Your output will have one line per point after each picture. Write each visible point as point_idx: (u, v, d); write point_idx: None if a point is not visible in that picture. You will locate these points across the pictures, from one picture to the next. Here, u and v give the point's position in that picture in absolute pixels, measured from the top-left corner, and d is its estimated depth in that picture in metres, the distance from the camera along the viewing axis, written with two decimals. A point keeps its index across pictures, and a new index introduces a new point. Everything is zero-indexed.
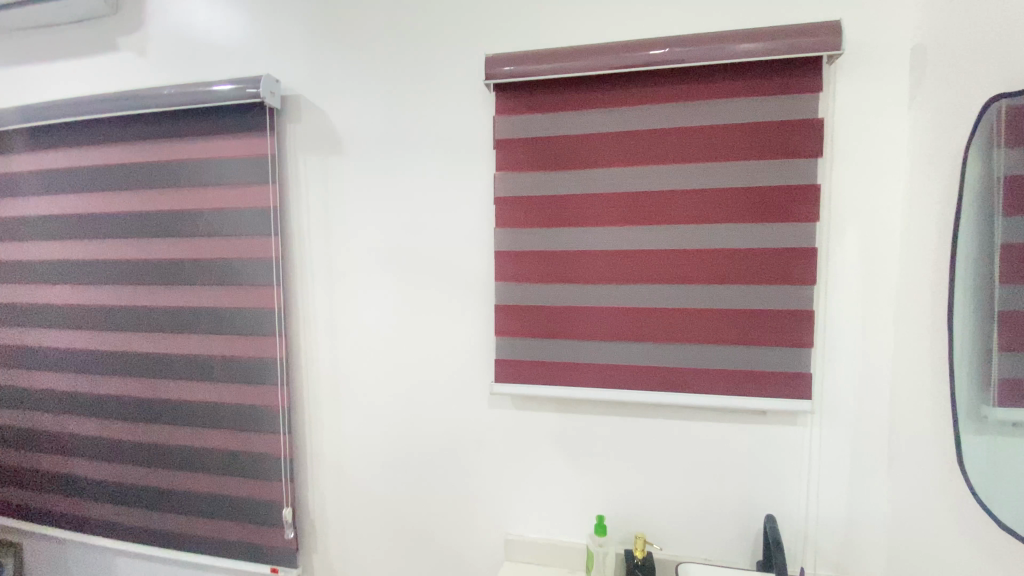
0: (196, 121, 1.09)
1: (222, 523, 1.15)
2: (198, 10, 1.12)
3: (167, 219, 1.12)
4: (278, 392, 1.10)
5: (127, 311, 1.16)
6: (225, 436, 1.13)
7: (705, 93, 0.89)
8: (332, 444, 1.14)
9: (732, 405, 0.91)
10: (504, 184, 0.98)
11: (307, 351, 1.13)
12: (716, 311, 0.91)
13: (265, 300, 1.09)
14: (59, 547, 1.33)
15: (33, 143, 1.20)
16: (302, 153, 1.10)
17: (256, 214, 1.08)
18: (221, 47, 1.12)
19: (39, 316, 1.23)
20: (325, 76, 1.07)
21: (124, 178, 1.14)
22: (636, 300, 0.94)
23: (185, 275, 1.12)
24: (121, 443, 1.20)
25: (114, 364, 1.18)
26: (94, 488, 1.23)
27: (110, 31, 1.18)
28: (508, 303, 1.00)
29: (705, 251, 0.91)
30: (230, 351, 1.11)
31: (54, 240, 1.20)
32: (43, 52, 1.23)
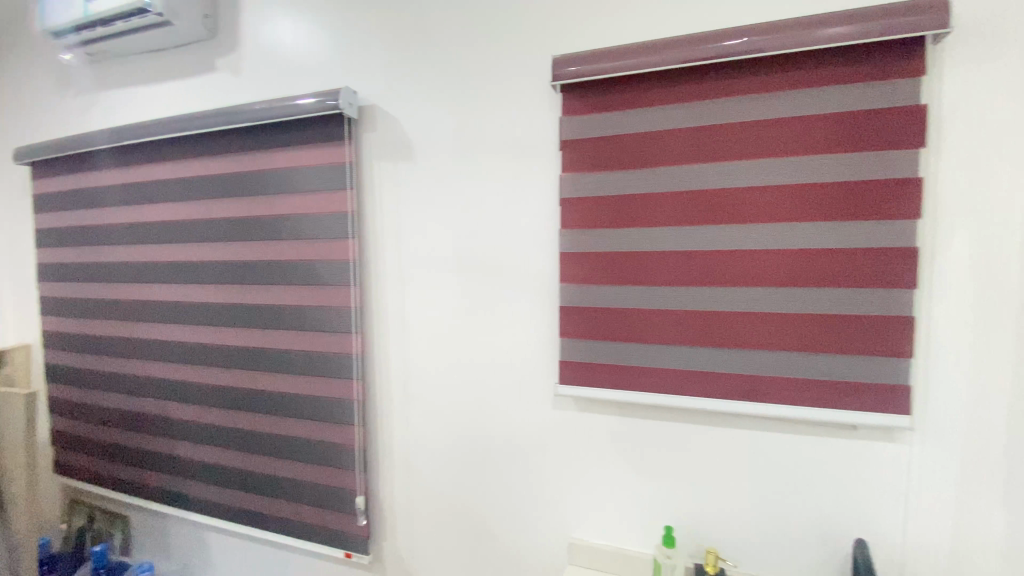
0: (282, 133, 1.18)
1: (301, 507, 1.24)
2: (285, 30, 1.21)
3: (257, 224, 1.22)
4: (353, 386, 1.16)
5: (222, 308, 1.27)
6: (306, 425, 1.21)
7: (788, 83, 0.83)
8: (401, 439, 1.18)
9: (816, 418, 0.84)
10: (571, 185, 0.98)
11: (380, 349, 1.18)
12: (798, 317, 0.85)
13: (343, 300, 1.15)
14: (162, 519, 1.48)
15: (143, 157, 1.34)
16: (376, 160, 1.15)
17: (334, 219, 1.14)
18: (305, 63, 1.20)
19: (147, 311, 1.37)
20: (398, 85, 1.11)
21: (219, 187, 1.25)
22: (709, 304, 0.90)
23: (272, 276, 1.21)
24: (216, 428, 1.31)
25: (210, 356, 1.30)
26: (193, 468, 1.36)
27: (209, 53, 1.30)
28: (574, 305, 0.99)
29: (786, 252, 0.85)
30: (311, 346, 1.19)
31: (160, 243, 1.34)
32: (153, 75, 1.38)
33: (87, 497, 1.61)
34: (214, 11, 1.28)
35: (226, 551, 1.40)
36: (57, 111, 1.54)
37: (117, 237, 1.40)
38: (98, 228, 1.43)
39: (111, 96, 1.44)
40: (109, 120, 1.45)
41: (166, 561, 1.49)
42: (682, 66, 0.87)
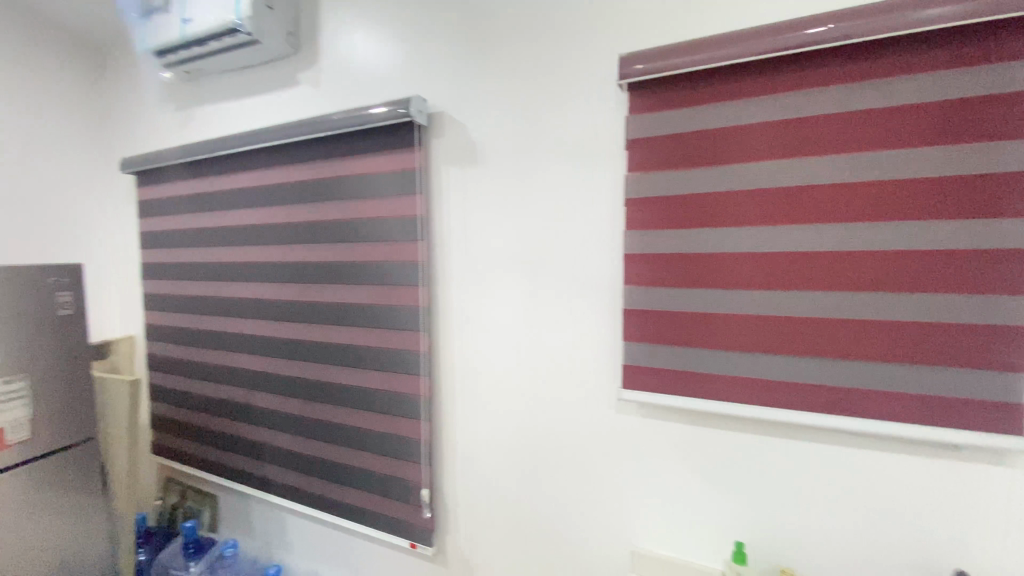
0: (356, 140, 1.24)
1: (370, 496, 1.30)
2: (360, 43, 1.28)
3: (333, 227, 1.29)
4: (419, 382, 1.21)
5: (301, 305, 1.36)
6: (375, 417, 1.27)
7: (878, 71, 0.77)
8: (465, 436, 1.21)
9: (906, 435, 0.78)
10: (636, 185, 0.96)
11: (445, 347, 1.22)
12: (887, 325, 0.79)
13: (411, 300, 1.20)
14: (246, 500, 1.60)
15: (234, 165, 1.46)
16: (443, 164, 1.19)
17: (404, 222, 1.19)
18: (378, 74, 1.26)
19: (235, 308, 1.50)
20: (465, 91, 1.14)
21: (299, 192, 1.34)
22: (787, 309, 0.85)
23: (346, 275, 1.28)
24: (295, 417, 1.41)
25: (290, 350, 1.40)
26: (274, 453, 1.46)
27: (292, 68, 1.40)
28: (639, 308, 0.97)
29: (874, 254, 0.79)
30: (381, 343, 1.24)
31: (247, 245, 1.45)
32: (242, 90, 1.50)
33: (180, 476, 1.77)
34: (297, 29, 1.37)
35: (302, 533, 1.49)
36: (160, 125, 1.70)
37: (210, 239, 1.53)
38: (194, 231, 1.57)
39: (206, 110, 1.58)
40: (204, 132, 1.59)
41: (249, 538, 1.61)
42: (758, 58, 0.83)
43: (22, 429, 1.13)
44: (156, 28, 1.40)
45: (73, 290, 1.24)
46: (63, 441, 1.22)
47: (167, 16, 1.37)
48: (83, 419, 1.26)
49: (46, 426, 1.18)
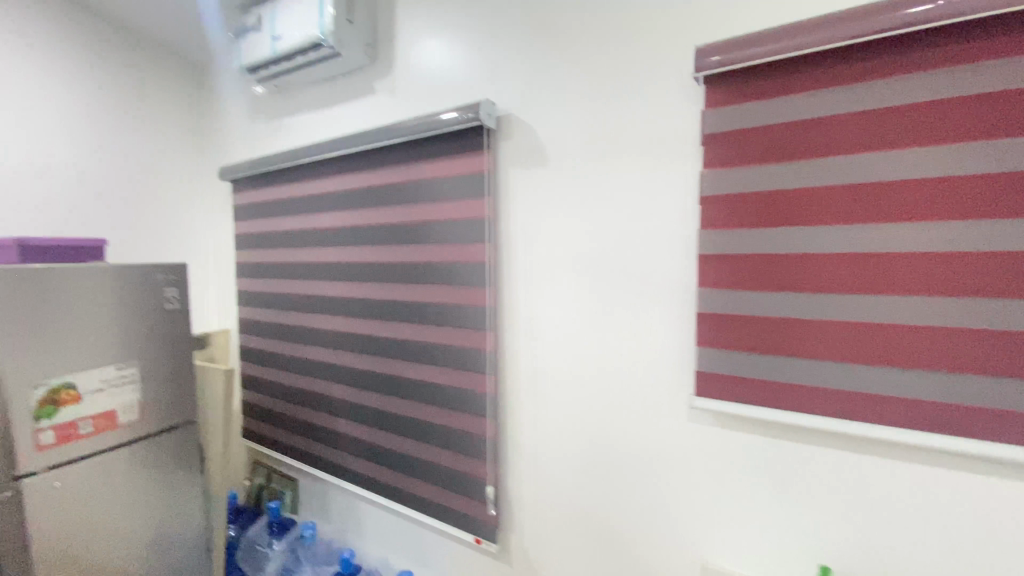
0: (428, 145, 1.29)
1: (438, 489, 1.35)
2: (432, 51, 1.33)
3: (405, 228, 1.35)
4: (485, 381, 1.23)
5: (375, 303, 1.44)
6: (443, 413, 1.31)
7: (977, 53, 0.70)
8: (529, 436, 1.22)
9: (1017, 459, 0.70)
10: (711, 183, 0.92)
11: (512, 347, 1.24)
12: (988, 334, 0.72)
13: (479, 299, 1.23)
14: (323, 486, 1.71)
15: (317, 172, 1.56)
16: (511, 166, 1.20)
17: (472, 224, 1.22)
18: (449, 80, 1.30)
19: (317, 305, 1.60)
20: (533, 93, 1.15)
21: (376, 196, 1.41)
22: (876, 315, 0.79)
23: (418, 275, 1.34)
24: (369, 409, 1.49)
25: (366, 345, 1.48)
26: (350, 443, 1.55)
27: (369, 77, 1.47)
28: (713, 311, 0.94)
29: (976, 255, 0.72)
30: (450, 341, 1.29)
31: (328, 246, 1.55)
32: (324, 100, 1.60)
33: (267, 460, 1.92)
34: (374, 40, 1.44)
35: (374, 520, 1.57)
36: (253, 136, 1.86)
37: (296, 240, 1.65)
38: (281, 232, 1.70)
39: (293, 121, 1.71)
40: (290, 141, 1.72)
41: (326, 522, 1.72)
42: (829, 47, 0.78)
43: (134, 410, 1.28)
44: (250, 47, 1.53)
45: (179, 286, 1.38)
46: (167, 423, 1.36)
47: (260, 35, 1.50)
48: (184, 404, 1.40)
49: (154, 409, 1.33)
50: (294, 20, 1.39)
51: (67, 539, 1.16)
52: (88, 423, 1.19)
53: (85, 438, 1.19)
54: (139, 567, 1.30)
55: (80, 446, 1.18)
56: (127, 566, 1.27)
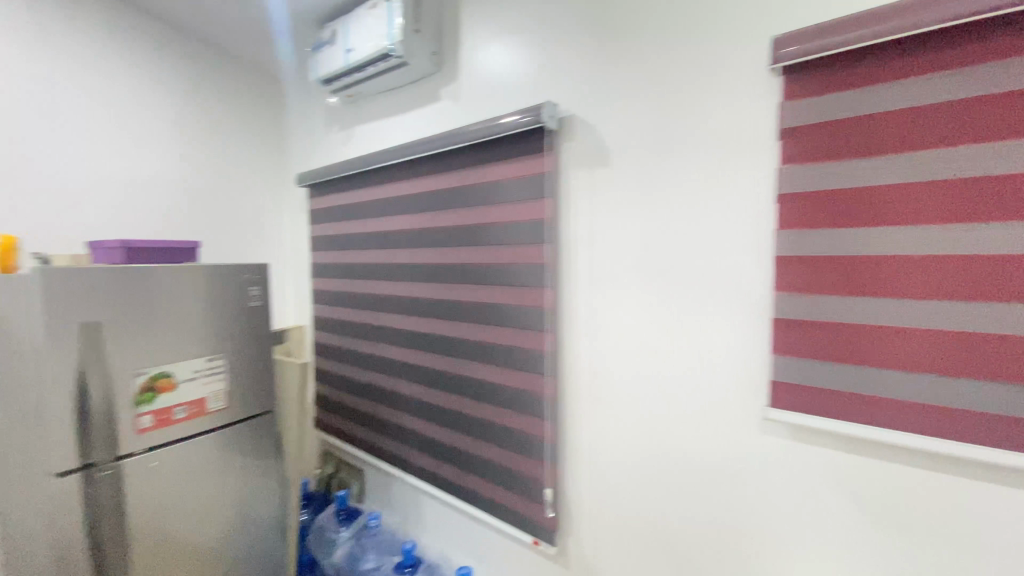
0: (490, 148, 1.31)
1: (497, 488, 1.37)
2: (496, 56, 1.35)
3: (468, 231, 1.38)
4: (544, 382, 1.24)
5: (439, 303, 1.48)
6: (503, 413, 1.33)
7: (1009, 49, 0.68)
8: (588, 440, 1.21)
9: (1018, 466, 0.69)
10: (790, 180, 0.88)
11: (571, 349, 1.23)
12: (981, 338, 0.72)
13: (539, 300, 1.23)
14: (387, 477, 1.79)
15: (386, 177, 1.64)
16: (572, 168, 1.20)
17: (534, 226, 1.23)
18: (512, 83, 1.32)
19: (384, 304, 1.68)
20: (597, 93, 1.14)
21: (440, 200, 1.46)
22: (970, 323, 0.72)
23: (479, 277, 1.36)
24: (431, 406, 1.54)
25: (429, 343, 1.53)
26: (413, 438, 1.61)
27: (435, 84, 1.52)
28: (790, 317, 0.89)
29: (1004, 258, 0.69)
30: (510, 341, 1.30)
31: (395, 248, 1.62)
32: (393, 108, 1.67)
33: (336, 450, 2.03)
34: (440, 47, 1.49)
35: (434, 514, 1.62)
36: (327, 144, 1.97)
37: (365, 243, 1.74)
38: (352, 235, 1.79)
39: (364, 129, 1.80)
40: (361, 148, 1.81)
41: (389, 513, 1.79)
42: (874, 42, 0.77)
43: (221, 398, 1.40)
44: (326, 60, 1.62)
45: (262, 285, 1.50)
46: (249, 411, 1.48)
47: (334, 49, 1.59)
48: (264, 394, 1.52)
49: (238, 397, 1.44)
50: (366, 33, 1.47)
51: (164, 513, 1.27)
52: (182, 409, 1.31)
53: (180, 423, 1.31)
54: (222, 543, 1.41)
55: (175, 429, 1.30)
56: (212, 542, 1.39)
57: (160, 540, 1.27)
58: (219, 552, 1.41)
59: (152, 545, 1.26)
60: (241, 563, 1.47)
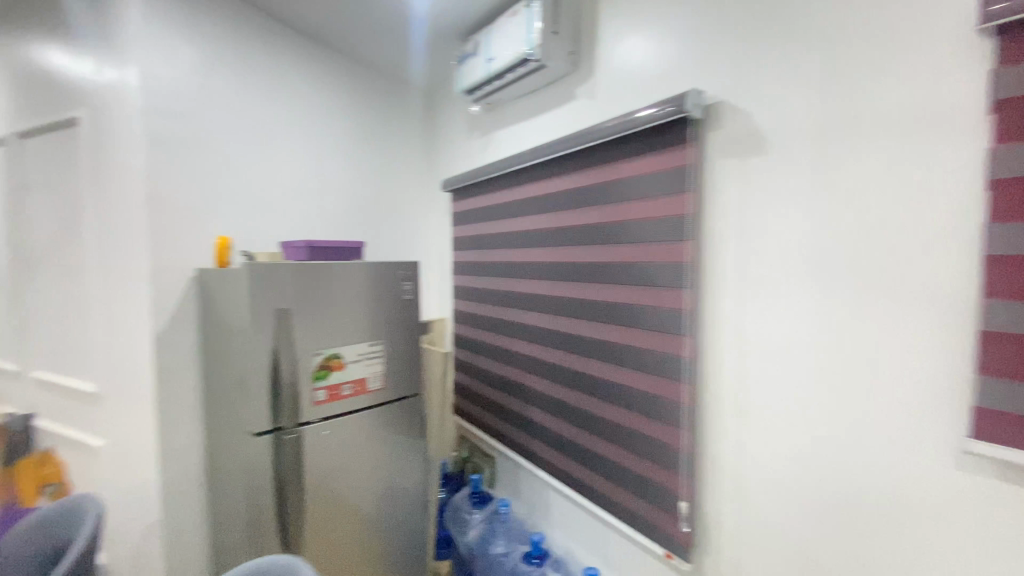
0: (628, 144, 1.29)
1: (628, 494, 1.33)
2: (636, 47, 1.31)
3: (603, 229, 1.37)
4: (682, 388, 1.17)
5: (573, 301, 1.49)
6: (636, 417, 1.30)
7: None
8: (730, 454, 1.12)
9: None
10: (1006, 162, 0.71)
11: (713, 355, 1.15)
12: None
13: (677, 302, 1.18)
14: (517, 468, 1.85)
15: (523, 178, 1.69)
16: (718, 158, 1.12)
17: (674, 223, 1.17)
18: (653, 74, 1.27)
19: (519, 300, 1.74)
20: (749, 76, 1.05)
21: (575, 199, 1.46)
22: None
23: (614, 276, 1.34)
24: (563, 403, 1.56)
25: (561, 341, 1.55)
26: (543, 433, 1.65)
27: (571, 84, 1.53)
28: (1003, 330, 0.72)
29: None
30: (646, 343, 1.26)
31: (530, 246, 1.67)
32: (530, 111, 1.72)
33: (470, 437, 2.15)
34: (577, 47, 1.49)
35: (563, 510, 1.63)
36: (469, 150, 2.11)
37: (503, 242, 1.82)
38: (489, 234, 1.90)
39: (503, 133, 1.87)
40: (500, 152, 1.89)
41: (518, 503, 1.84)
42: None
43: (379, 379, 1.58)
44: (470, 70, 1.73)
45: (413, 281, 1.68)
46: (400, 393, 1.65)
47: (477, 59, 1.68)
48: (412, 378, 1.69)
49: (392, 380, 1.62)
50: (507, 40, 1.53)
51: (332, 475, 1.47)
52: (348, 386, 1.51)
53: (347, 398, 1.51)
54: (376, 508, 1.60)
55: (343, 403, 1.50)
56: (368, 505, 1.57)
57: (330, 498, 1.47)
58: (373, 516, 1.59)
59: (324, 503, 1.46)
60: (391, 528, 1.65)
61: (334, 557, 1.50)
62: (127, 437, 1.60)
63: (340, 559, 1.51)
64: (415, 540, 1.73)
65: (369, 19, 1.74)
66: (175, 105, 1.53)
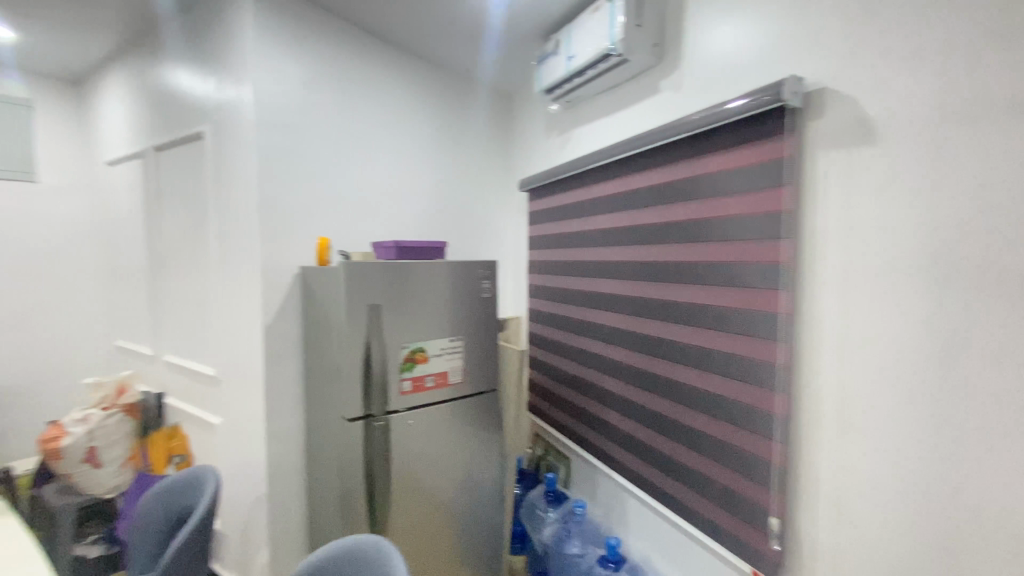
0: (716, 138, 1.23)
1: (711, 506, 1.28)
2: (726, 35, 1.25)
3: (689, 228, 1.32)
4: (775, 398, 1.10)
5: (654, 302, 1.45)
6: (722, 425, 1.24)
7: None
8: (829, 471, 1.04)
9: None
10: None
11: (811, 363, 1.07)
12: None
13: (771, 305, 1.11)
14: (593, 470, 1.83)
15: (603, 176, 1.67)
16: (820, 149, 1.03)
17: (768, 220, 1.11)
18: (745, 62, 1.20)
19: (597, 300, 1.72)
20: (859, 59, 0.97)
21: (658, 196, 1.42)
22: None
23: (700, 276, 1.29)
24: (642, 407, 1.52)
25: (642, 343, 1.51)
26: (620, 436, 1.62)
27: (654, 78, 1.49)
28: None
29: None
30: (734, 347, 1.20)
31: (609, 246, 1.65)
32: (611, 107, 1.69)
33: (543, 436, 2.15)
34: (662, 38, 1.45)
35: (639, 516, 1.59)
36: (548, 150, 2.12)
37: (580, 241, 1.81)
38: (567, 233, 1.89)
39: (582, 131, 1.86)
40: (579, 150, 1.88)
41: (594, 505, 1.82)
42: None
43: (459, 373, 1.65)
44: (550, 69, 1.73)
45: (491, 279, 1.72)
46: (478, 387, 1.71)
47: (558, 58, 1.68)
48: (490, 374, 1.74)
49: (471, 374, 1.68)
50: (588, 36, 1.51)
51: (416, 464, 1.55)
52: (431, 378, 1.58)
53: (430, 389, 1.58)
54: (455, 498, 1.65)
55: (427, 394, 1.58)
56: (448, 495, 1.64)
57: (413, 485, 1.55)
58: (453, 505, 1.65)
59: (408, 489, 1.54)
60: (469, 519, 1.70)
61: (416, 543, 1.56)
62: (240, 417, 1.80)
63: (423, 545, 1.58)
64: (491, 533, 1.77)
65: (454, 26, 1.80)
66: (283, 117, 1.68)
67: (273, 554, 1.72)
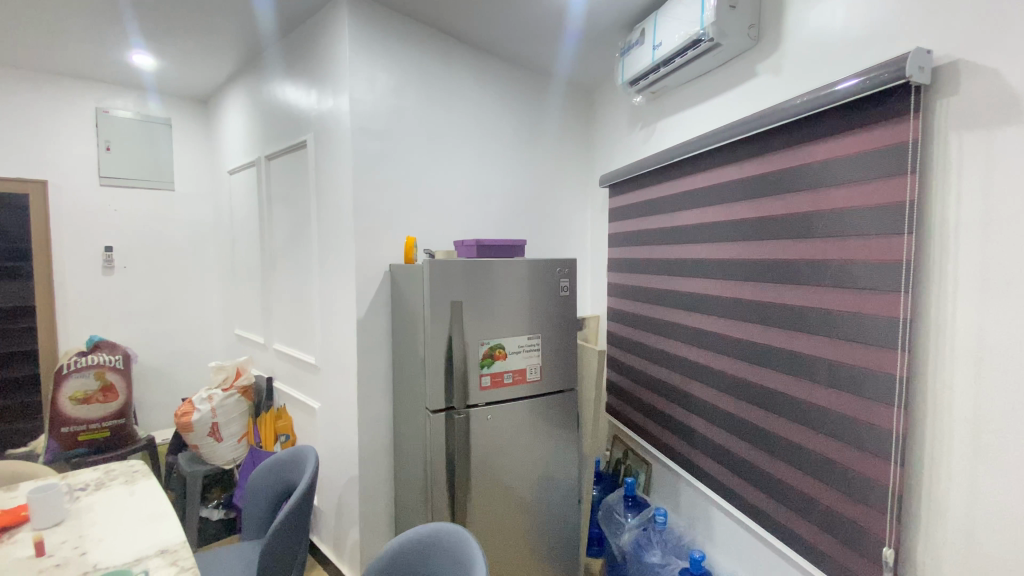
0: (822, 124, 1.12)
1: (811, 526, 1.18)
2: (836, 9, 1.13)
3: (788, 223, 1.22)
4: (893, 415, 0.98)
5: (747, 303, 1.36)
6: (825, 441, 1.13)
7: None
8: (959, 500, 0.91)
9: None
10: None
11: (937, 376, 0.94)
12: None
13: (887, 309, 0.99)
14: (675, 478, 1.75)
15: (691, 169, 1.59)
16: (954, 132, 0.91)
17: (887, 213, 0.98)
18: (860, 38, 1.08)
19: (682, 300, 1.64)
20: (1006, 24, 0.83)
21: (753, 190, 1.33)
22: None
23: (801, 276, 1.19)
24: (730, 415, 1.43)
25: (733, 347, 1.42)
26: (707, 445, 1.54)
27: (750, 62, 1.38)
28: None
29: None
30: (841, 356, 1.09)
31: (697, 243, 1.56)
32: (700, 96, 1.60)
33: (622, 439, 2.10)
34: (759, 19, 1.34)
35: (726, 529, 1.50)
36: (630, 145, 2.06)
37: (665, 238, 1.73)
38: (650, 230, 1.82)
39: (668, 123, 1.78)
40: (665, 144, 1.81)
41: (676, 514, 1.74)
42: None
43: (538, 371, 1.65)
44: (635, 60, 1.67)
45: (570, 277, 1.71)
46: (557, 386, 1.71)
47: (643, 47, 1.62)
48: (568, 373, 1.73)
49: (550, 372, 1.68)
50: (676, 23, 1.44)
51: (495, 458, 1.58)
52: (510, 374, 1.60)
53: (510, 385, 1.61)
54: (532, 494, 1.66)
55: (506, 390, 1.60)
56: (525, 491, 1.65)
57: (492, 479, 1.58)
58: (531, 502, 1.66)
59: (487, 482, 1.57)
60: (547, 516, 1.70)
61: (495, 536, 1.59)
62: (336, 403, 1.94)
63: (501, 539, 1.61)
64: (568, 532, 1.76)
65: (537, 25, 1.81)
66: (377, 124, 1.79)
67: (365, 533, 1.84)
